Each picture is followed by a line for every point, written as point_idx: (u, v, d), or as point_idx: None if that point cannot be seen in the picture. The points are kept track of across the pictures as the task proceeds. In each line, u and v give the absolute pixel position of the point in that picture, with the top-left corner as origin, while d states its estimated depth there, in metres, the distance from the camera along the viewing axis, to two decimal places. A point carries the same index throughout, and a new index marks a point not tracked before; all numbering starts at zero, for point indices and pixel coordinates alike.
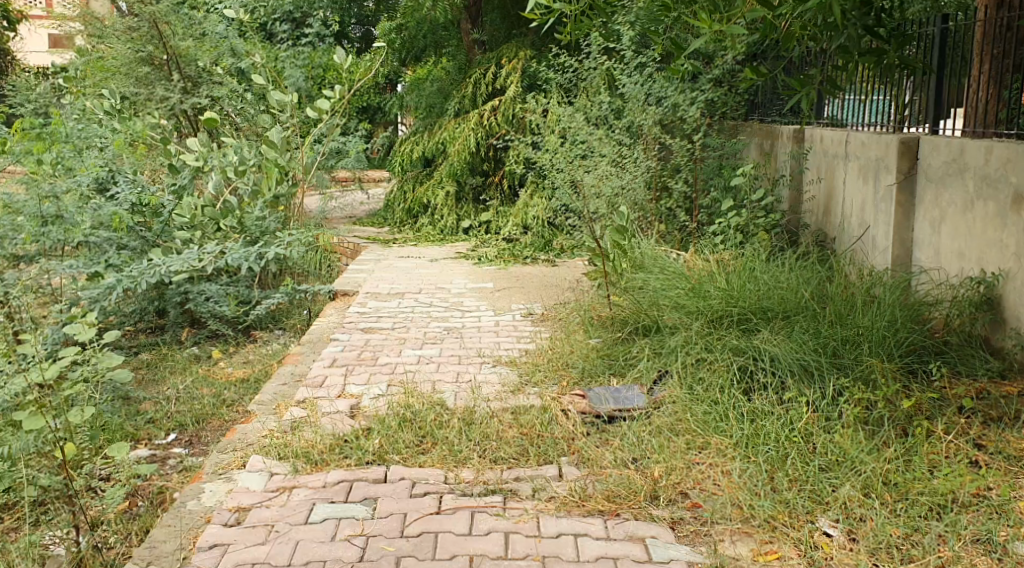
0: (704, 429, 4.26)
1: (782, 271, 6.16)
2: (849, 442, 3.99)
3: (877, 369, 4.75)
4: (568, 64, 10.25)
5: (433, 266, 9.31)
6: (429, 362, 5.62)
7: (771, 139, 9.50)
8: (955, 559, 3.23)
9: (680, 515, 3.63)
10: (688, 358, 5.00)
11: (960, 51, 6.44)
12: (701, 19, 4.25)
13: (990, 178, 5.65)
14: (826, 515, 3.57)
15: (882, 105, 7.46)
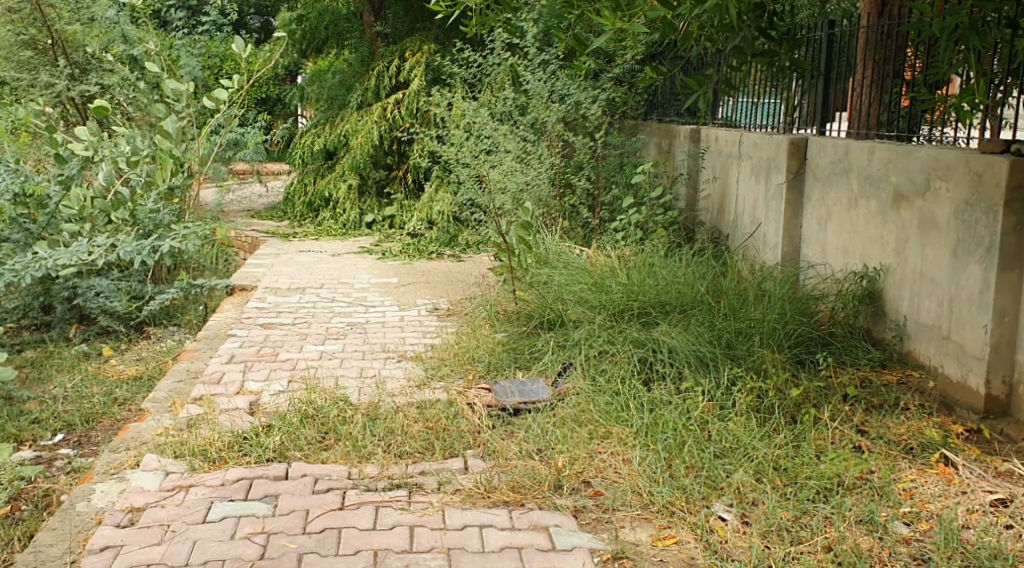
0: (606, 419, 4.32)
1: (681, 265, 6.31)
2: (743, 430, 4.11)
3: (768, 359, 4.89)
4: (471, 59, 10.26)
5: (335, 260, 9.18)
6: (332, 358, 5.55)
7: (671, 137, 9.69)
8: (841, 539, 3.32)
9: (583, 503, 3.67)
10: (591, 350, 5.07)
11: (845, 56, 6.71)
12: (604, 17, 4.32)
13: (872, 177, 5.90)
14: (721, 500, 3.66)
15: (773, 107, 7.73)
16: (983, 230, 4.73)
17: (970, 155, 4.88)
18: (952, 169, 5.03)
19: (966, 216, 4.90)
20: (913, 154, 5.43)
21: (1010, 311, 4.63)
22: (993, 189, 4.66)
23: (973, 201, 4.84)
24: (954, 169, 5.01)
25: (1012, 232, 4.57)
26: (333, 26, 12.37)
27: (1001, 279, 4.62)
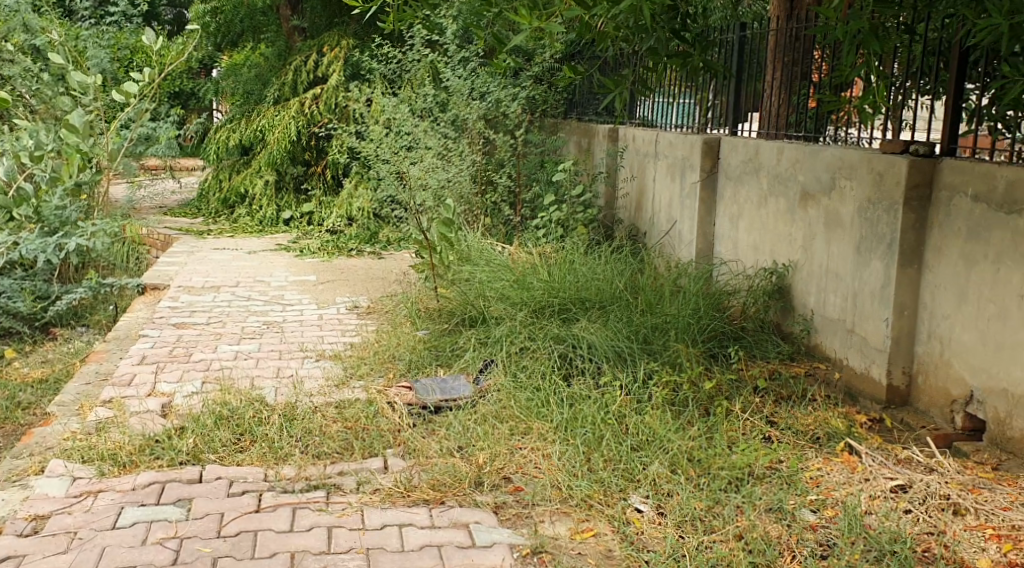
0: (526, 414, 4.37)
1: (600, 262, 6.40)
2: (659, 423, 4.20)
3: (683, 354, 5.01)
4: (391, 55, 10.21)
5: (251, 258, 9.04)
6: (248, 358, 5.48)
7: (590, 135, 9.81)
8: (751, 528, 3.42)
9: (503, 499, 3.71)
10: (512, 347, 5.12)
11: (756, 58, 6.90)
12: (521, 15, 4.38)
13: (781, 176, 6.08)
14: (637, 492, 3.74)
15: (687, 107, 7.90)
16: (884, 227, 4.92)
17: (871, 155, 5.07)
18: (855, 168, 5.23)
19: (868, 214, 5.09)
20: (819, 154, 5.62)
21: (909, 305, 4.84)
22: (892, 188, 4.86)
23: (875, 200, 5.03)
24: (857, 169, 5.20)
25: (910, 230, 4.77)
26: (248, 20, 12.28)
27: (901, 274, 4.81)
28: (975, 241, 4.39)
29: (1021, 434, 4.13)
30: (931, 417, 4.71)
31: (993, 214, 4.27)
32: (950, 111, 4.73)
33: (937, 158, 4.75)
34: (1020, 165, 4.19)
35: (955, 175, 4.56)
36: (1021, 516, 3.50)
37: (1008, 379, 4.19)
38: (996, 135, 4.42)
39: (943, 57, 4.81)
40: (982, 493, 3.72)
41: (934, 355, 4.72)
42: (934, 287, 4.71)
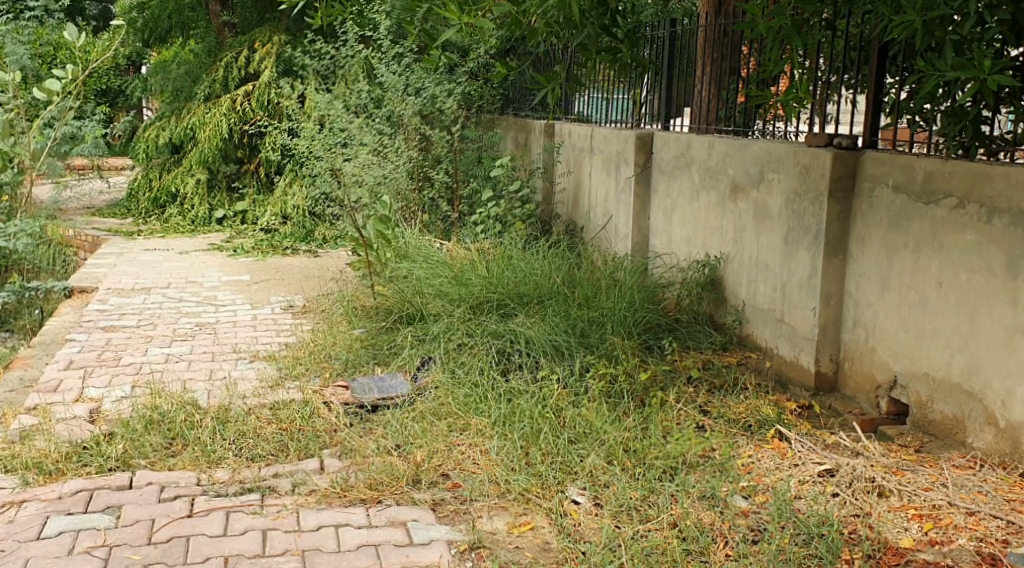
0: (464, 410, 4.38)
1: (537, 257, 6.44)
2: (595, 415, 4.24)
3: (619, 346, 5.06)
4: (324, 51, 10.12)
5: (183, 258, 8.89)
6: (179, 360, 5.39)
7: (527, 131, 9.84)
8: (685, 515, 3.48)
9: (441, 496, 3.72)
10: (450, 343, 5.11)
11: (687, 53, 7.00)
12: (450, 10, 4.37)
13: (712, 170, 6.18)
14: (575, 484, 3.78)
15: (621, 102, 7.96)
16: (811, 218, 5.04)
17: (797, 148, 5.19)
18: (782, 161, 5.34)
19: (795, 205, 5.21)
20: (747, 147, 5.72)
21: (835, 294, 4.96)
22: (818, 180, 4.97)
23: (801, 192, 5.14)
24: (784, 161, 5.31)
25: (835, 220, 4.89)
26: (175, 15, 11.92)
27: (827, 264, 4.93)
28: (896, 231, 4.52)
29: (941, 417, 4.26)
30: (857, 403, 4.84)
31: (913, 204, 4.40)
32: (872, 105, 4.85)
33: (859, 150, 4.88)
34: (937, 156, 4.32)
35: (876, 166, 4.68)
36: (942, 496, 3.62)
37: (929, 364, 4.32)
38: (915, 128, 4.56)
39: (864, 52, 4.94)
40: (905, 475, 3.84)
41: (860, 342, 4.84)
42: (859, 276, 4.84)
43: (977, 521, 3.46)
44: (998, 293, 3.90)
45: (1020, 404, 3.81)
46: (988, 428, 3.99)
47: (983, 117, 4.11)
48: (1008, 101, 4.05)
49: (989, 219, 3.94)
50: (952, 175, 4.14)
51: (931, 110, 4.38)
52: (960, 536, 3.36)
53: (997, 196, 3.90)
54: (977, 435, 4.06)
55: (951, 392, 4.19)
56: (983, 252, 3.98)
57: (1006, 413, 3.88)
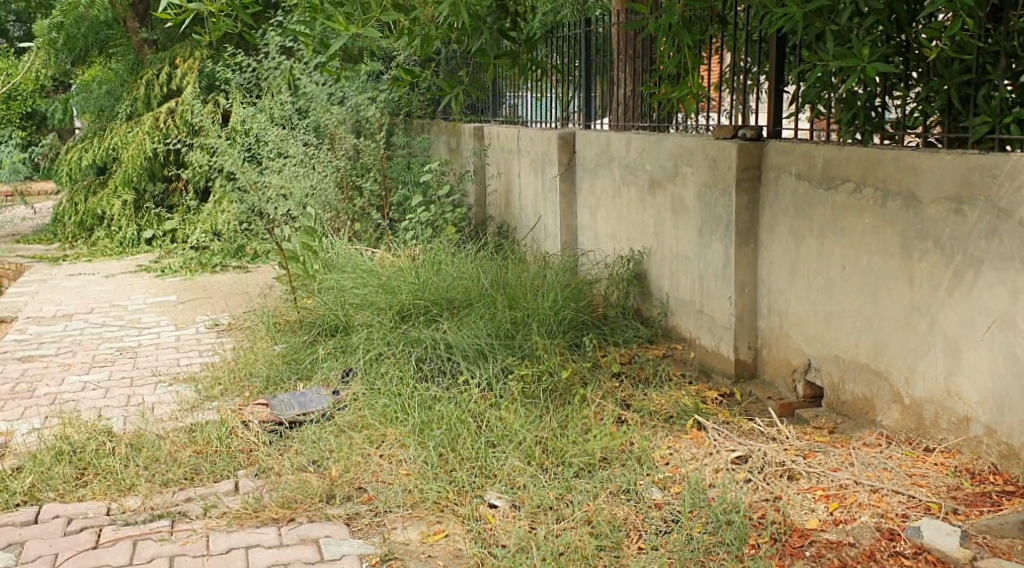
0: (382, 421, 4.40)
1: (462, 261, 6.46)
2: (514, 417, 4.29)
3: (541, 345, 5.11)
4: (245, 63, 10.03)
5: (108, 281, 8.76)
6: (96, 387, 5.33)
7: (457, 135, 9.83)
8: (598, 511, 3.54)
9: (356, 510, 3.74)
10: (370, 353, 5.10)
11: (603, 51, 7.05)
12: (338, 21, 4.38)
13: (630, 166, 6.25)
14: (494, 488, 3.81)
15: (544, 103, 8.00)
16: (721, 209, 5.13)
17: (706, 141, 5.27)
18: (693, 154, 5.42)
19: (706, 197, 5.30)
20: (661, 143, 5.80)
21: (750, 282, 5.07)
22: (726, 171, 5.07)
23: (711, 184, 5.24)
24: (695, 154, 5.39)
25: (744, 211, 4.99)
26: (93, 35, 11.83)
27: (740, 253, 5.04)
28: (801, 218, 4.64)
29: (852, 397, 4.39)
30: (776, 387, 4.95)
31: (815, 191, 4.52)
32: (774, 95, 4.95)
33: (764, 140, 4.99)
34: (834, 143, 4.45)
35: (779, 156, 4.79)
36: (849, 476, 3.78)
37: (837, 346, 4.45)
38: (815, 116, 4.69)
39: (764, 44, 5.04)
40: (816, 457, 4.00)
41: (774, 328, 4.96)
42: (770, 263, 4.95)
43: (880, 498, 3.63)
44: (896, 274, 4.04)
45: (922, 380, 3.96)
46: (895, 405, 4.14)
47: (874, 103, 4.26)
48: (897, 85, 4.18)
49: (884, 201, 4.08)
50: (848, 160, 4.27)
51: (828, 97, 4.50)
52: (863, 514, 3.52)
53: (890, 179, 4.04)
54: (886, 413, 4.20)
55: (859, 372, 4.32)
56: (880, 235, 4.11)
57: (911, 389, 4.03)
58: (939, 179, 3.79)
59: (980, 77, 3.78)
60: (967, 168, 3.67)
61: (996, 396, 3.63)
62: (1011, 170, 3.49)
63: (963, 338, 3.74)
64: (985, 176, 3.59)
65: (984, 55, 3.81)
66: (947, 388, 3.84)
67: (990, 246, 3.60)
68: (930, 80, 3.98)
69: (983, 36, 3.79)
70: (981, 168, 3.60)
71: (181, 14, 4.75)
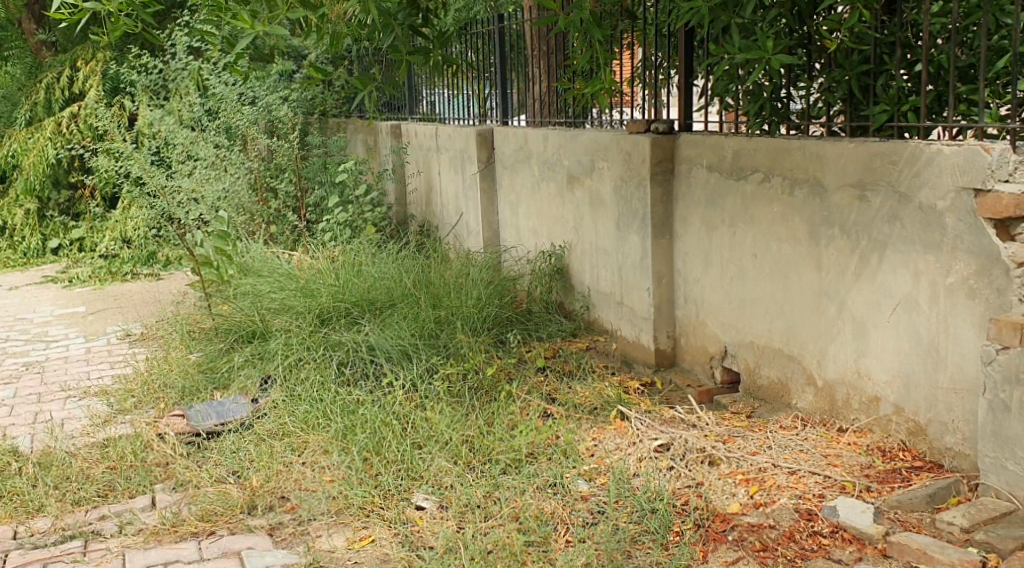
0: (305, 427, 4.37)
1: (383, 261, 6.41)
2: (439, 417, 4.29)
3: (465, 344, 5.11)
4: (150, 64, 9.76)
5: (12, 294, 8.47)
6: (2, 406, 5.16)
7: (373, 134, 9.76)
8: (525, 507, 3.56)
9: (279, 520, 3.70)
10: (289, 359, 5.02)
11: (517, 48, 7.07)
12: (243, 19, 4.32)
13: (548, 161, 6.29)
14: (421, 489, 3.82)
15: (461, 101, 7.98)
16: (637, 203, 5.21)
17: (620, 136, 5.32)
18: (608, 149, 5.48)
19: (622, 191, 5.37)
20: (577, 138, 5.83)
21: (667, 273, 5.16)
22: (640, 164, 5.14)
23: (626, 177, 5.31)
24: (610, 149, 5.45)
25: (659, 203, 5.08)
26: None
27: (656, 245, 5.13)
28: (713, 209, 4.77)
29: (768, 381, 4.55)
30: (695, 375, 5.08)
31: (726, 182, 4.66)
32: (684, 89, 5.03)
33: (675, 133, 5.06)
34: (743, 134, 4.59)
35: (690, 148, 4.90)
36: (767, 459, 3.89)
37: (752, 333, 4.61)
38: (724, 109, 4.79)
39: (673, 39, 5.12)
40: (735, 441, 4.09)
41: (692, 317, 5.08)
42: (684, 254, 5.07)
43: (798, 479, 3.74)
44: (805, 260, 4.21)
45: (833, 362, 4.14)
46: (809, 388, 4.30)
47: (780, 94, 4.37)
48: (801, 77, 4.30)
49: (791, 190, 4.24)
50: (756, 151, 4.41)
51: (736, 90, 4.60)
52: (782, 495, 3.62)
53: (796, 168, 4.20)
54: (800, 396, 4.37)
55: (774, 357, 4.49)
56: (789, 223, 4.28)
57: (823, 371, 4.21)
58: (843, 167, 3.97)
59: (879, 67, 3.93)
60: (869, 155, 3.85)
61: (903, 374, 3.82)
62: (909, 158, 3.69)
63: (871, 320, 3.93)
64: (887, 163, 3.77)
65: (880, 45, 3.96)
66: (857, 369, 4.03)
67: (892, 231, 3.79)
68: (832, 71, 4.10)
69: (879, 27, 3.95)
70: (882, 155, 3.79)
71: (76, 13, 4.58)
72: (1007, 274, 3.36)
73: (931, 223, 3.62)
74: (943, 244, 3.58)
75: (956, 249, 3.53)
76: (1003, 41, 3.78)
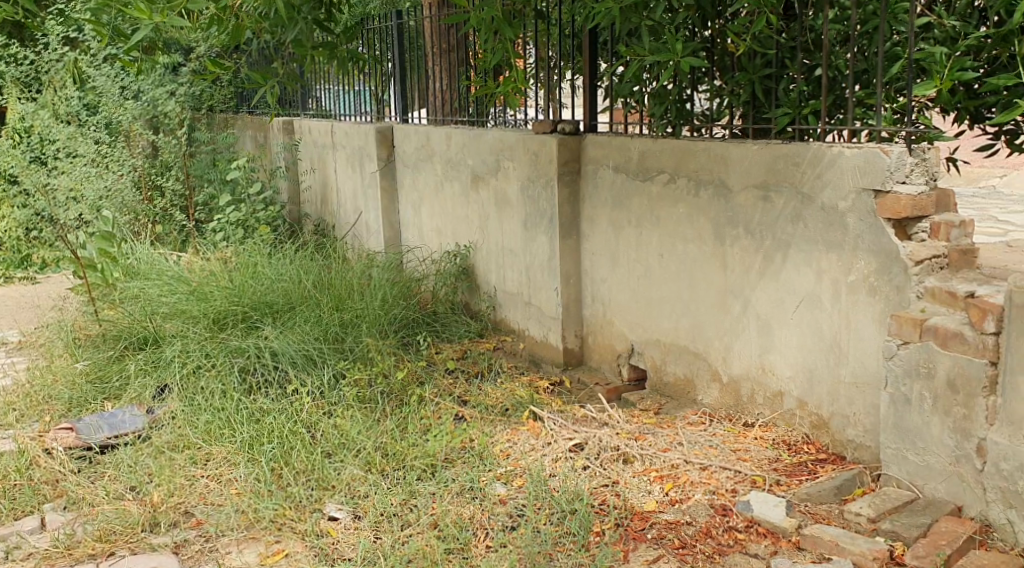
0: (207, 439, 4.22)
1: (280, 262, 6.24)
2: (350, 424, 4.19)
3: (372, 348, 5.01)
4: (22, 55, 9.26)
5: None
6: None
7: (264, 130, 9.50)
8: (443, 515, 3.52)
9: (184, 537, 3.56)
10: (187, 367, 4.82)
11: (416, 45, 6.98)
12: (139, 10, 4.14)
13: (452, 160, 6.23)
14: (333, 500, 3.73)
15: (357, 97, 7.83)
16: (544, 203, 5.21)
17: (526, 135, 5.32)
18: (513, 149, 5.47)
19: (529, 190, 5.36)
20: (482, 137, 5.80)
21: (574, 272, 5.19)
22: (546, 165, 5.15)
23: (533, 178, 5.30)
24: (516, 149, 5.44)
25: (566, 203, 5.10)
26: None
27: (563, 244, 5.14)
28: (620, 209, 4.81)
29: (674, 378, 4.62)
30: (603, 373, 5.12)
31: (632, 182, 4.70)
32: (588, 90, 5.05)
33: (581, 133, 5.10)
34: (648, 135, 4.64)
35: (597, 149, 4.93)
36: (680, 455, 3.93)
37: (658, 330, 4.67)
38: (627, 110, 4.83)
39: (577, 39, 5.14)
40: (647, 439, 4.13)
41: (599, 316, 5.11)
42: (591, 254, 5.10)
43: (710, 475, 3.79)
44: (710, 260, 4.29)
45: (738, 358, 4.23)
46: (714, 384, 4.39)
47: (683, 97, 4.42)
48: (703, 79, 4.38)
49: (696, 191, 4.31)
50: (662, 153, 4.47)
51: (641, 92, 4.64)
52: (696, 492, 3.66)
53: (701, 170, 4.27)
54: (706, 392, 4.45)
55: (680, 354, 4.55)
56: (694, 223, 4.34)
57: (728, 367, 4.30)
58: (747, 168, 4.05)
59: (780, 71, 4.03)
60: (772, 157, 3.94)
61: (805, 369, 3.93)
62: (811, 159, 3.79)
63: (775, 317, 4.02)
64: (789, 165, 3.87)
65: (782, 50, 4.06)
66: (761, 365, 4.13)
67: (795, 230, 3.88)
68: (736, 74, 4.19)
69: (780, 32, 4.05)
70: (785, 157, 3.88)
71: None
72: (906, 272, 3.48)
73: (832, 222, 3.73)
74: (844, 243, 3.69)
75: (856, 248, 3.64)
76: (895, 48, 3.90)
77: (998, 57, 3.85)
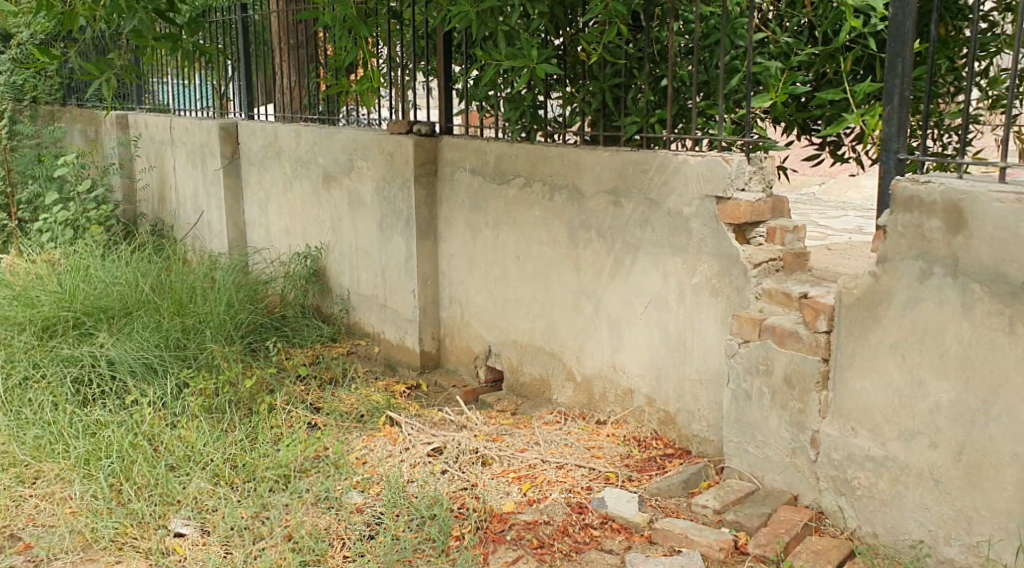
0: (37, 456, 3.99)
1: (115, 264, 5.95)
2: (196, 435, 4.04)
3: (217, 355, 4.85)
4: None
5: None
6: None
7: (96, 124, 9.03)
8: (297, 527, 3.45)
9: (11, 564, 3.38)
10: (13, 380, 4.53)
11: (262, 40, 6.80)
12: None
13: (301, 159, 6.11)
14: (178, 515, 3.59)
15: (199, 92, 7.56)
16: (400, 204, 5.19)
17: (381, 136, 5.28)
18: (367, 149, 5.42)
19: (385, 192, 5.32)
20: (333, 137, 5.71)
21: (431, 274, 5.19)
22: (402, 166, 5.13)
23: (389, 179, 5.27)
24: (370, 149, 5.39)
25: (423, 204, 5.10)
26: None
27: (419, 246, 5.13)
28: (476, 212, 4.85)
29: (530, 378, 4.70)
30: (460, 374, 5.15)
31: (488, 185, 4.75)
32: (444, 93, 5.10)
33: (437, 135, 5.12)
34: (504, 139, 4.70)
35: (453, 151, 4.96)
36: (536, 455, 4.00)
37: (514, 331, 4.74)
38: (482, 113, 4.89)
39: (431, 41, 5.17)
40: (504, 440, 4.18)
41: (456, 318, 5.14)
42: (448, 256, 5.11)
43: (566, 473, 3.87)
44: (564, 262, 4.38)
45: (591, 358, 4.35)
46: (569, 383, 4.49)
47: (537, 102, 4.53)
48: (555, 86, 4.46)
49: (551, 195, 4.39)
50: (517, 157, 4.53)
51: (495, 96, 4.70)
52: (552, 490, 3.74)
53: (555, 174, 4.36)
54: (561, 391, 4.54)
55: (536, 354, 4.63)
56: (549, 226, 4.43)
57: (581, 366, 4.40)
58: (599, 173, 4.16)
59: (629, 81, 4.16)
60: (622, 164, 4.06)
61: (653, 368, 4.07)
62: (659, 166, 3.92)
63: (625, 318, 4.15)
64: (638, 171, 4.00)
65: (631, 60, 4.19)
66: (612, 364, 4.25)
67: (644, 234, 4.02)
68: (588, 82, 4.31)
69: (629, 42, 4.19)
70: (634, 164, 4.01)
71: None
72: (746, 274, 3.66)
73: (678, 227, 3.88)
74: (689, 247, 3.85)
75: (701, 252, 3.81)
76: (735, 61, 4.09)
77: (824, 74, 4.10)
